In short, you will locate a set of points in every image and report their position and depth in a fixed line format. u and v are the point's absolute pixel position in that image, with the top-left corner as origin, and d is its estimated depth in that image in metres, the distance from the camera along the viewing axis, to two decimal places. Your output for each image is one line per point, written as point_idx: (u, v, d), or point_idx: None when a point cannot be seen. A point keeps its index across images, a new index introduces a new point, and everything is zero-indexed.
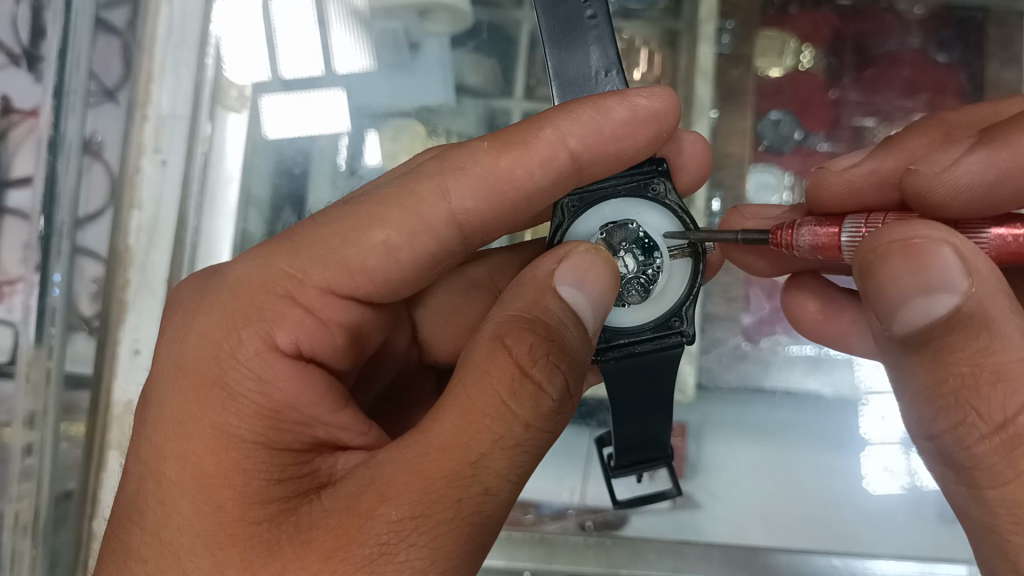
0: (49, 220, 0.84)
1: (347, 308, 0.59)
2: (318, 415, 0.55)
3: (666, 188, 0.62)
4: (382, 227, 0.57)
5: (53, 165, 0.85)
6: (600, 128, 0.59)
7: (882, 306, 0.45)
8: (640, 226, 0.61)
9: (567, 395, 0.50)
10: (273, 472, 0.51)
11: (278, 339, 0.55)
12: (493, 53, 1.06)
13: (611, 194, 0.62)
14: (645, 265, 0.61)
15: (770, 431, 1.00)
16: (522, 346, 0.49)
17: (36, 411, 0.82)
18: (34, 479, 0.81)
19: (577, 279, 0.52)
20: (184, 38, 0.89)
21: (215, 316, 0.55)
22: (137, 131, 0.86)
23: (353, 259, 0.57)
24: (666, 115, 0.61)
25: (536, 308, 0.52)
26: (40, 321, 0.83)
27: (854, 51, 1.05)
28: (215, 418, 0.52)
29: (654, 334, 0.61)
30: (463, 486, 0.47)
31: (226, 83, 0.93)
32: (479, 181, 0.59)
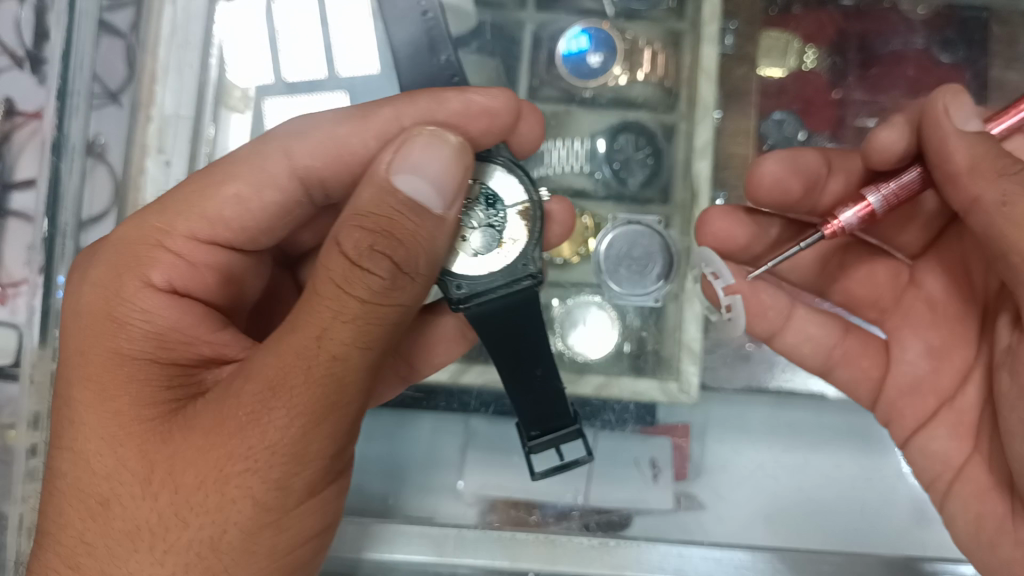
0: (54, 222, 0.84)
1: (213, 253, 0.67)
2: (201, 334, 0.63)
3: (502, 152, 0.69)
4: (233, 181, 0.66)
5: (58, 167, 0.84)
6: (431, 114, 0.66)
7: None
8: (489, 188, 0.67)
9: (397, 273, 0.56)
10: (162, 380, 0.59)
11: (153, 278, 0.63)
12: (497, 53, 1.06)
13: (484, 157, 0.68)
14: (492, 217, 0.67)
15: (776, 430, 1.00)
16: (348, 241, 0.55)
17: (41, 411, 0.81)
18: (39, 480, 0.81)
19: (413, 166, 0.57)
20: (188, 39, 0.89)
21: (196, 237, 0.66)
22: (141, 132, 0.87)
23: (213, 212, 0.66)
24: (500, 114, 0.66)
25: (380, 206, 0.56)
26: (44, 320, 0.82)
27: (858, 50, 1.04)
28: (111, 343, 0.60)
29: (507, 280, 0.66)
30: (321, 342, 0.54)
31: (229, 85, 0.95)
32: (318, 145, 0.67)
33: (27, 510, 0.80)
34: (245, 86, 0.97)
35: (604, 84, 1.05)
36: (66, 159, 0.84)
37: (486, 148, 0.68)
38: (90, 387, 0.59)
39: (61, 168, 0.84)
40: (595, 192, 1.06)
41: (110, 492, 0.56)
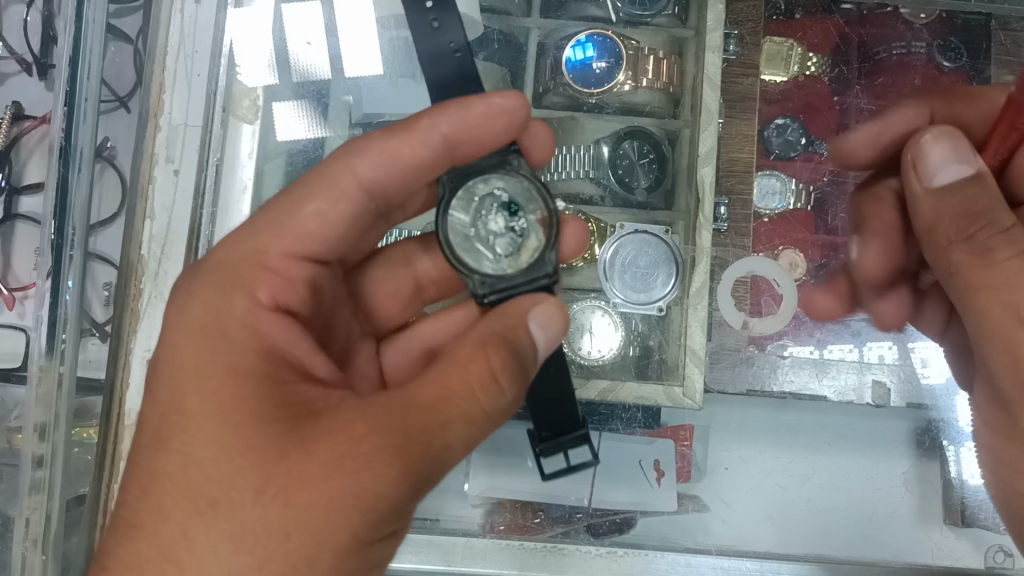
0: (61, 230, 0.84)
1: (307, 267, 0.66)
2: (297, 352, 0.60)
3: (522, 162, 0.65)
4: (311, 201, 0.66)
5: (67, 176, 0.84)
6: (462, 117, 0.64)
7: None
8: (501, 192, 0.63)
9: (518, 390, 0.56)
10: (272, 399, 0.54)
11: (258, 297, 0.61)
12: (504, 62, 1.06)
13: (504, 163, 0.65)
14: (511, 222, 0.62)
15: (781, 436, 1.01)
16: (492, 345, 0.55)
17: (48, 422, 0.82)
18: (44, 491, 0.81)
19: (542, 323, 0.58)
20: (196, 49, 0.90)
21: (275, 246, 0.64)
22: (150, 142, 0.88)
23: (298, 229, 0.65)
24: (518, 110, 0.65)
25: (508, 333, 0.56)
26: (52, 329, 0.83)
27: (861, 59, 1.05)
28: (223, 359, 0.56)
29: (524, 278, 0.62)
30: (443, 404, 0.53)
31: (237, 93, 0.93)
32: (379, 159, 0.67)
33: (32, 522, 0.81)
34: (253, 89, 0.94)
35: (609, 91, 1.04)
36: (75, 169, 0.84)
37: (500, 156, 0.66)
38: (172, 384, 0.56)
39: (69, 179, 0.84)
40: (601, 201, 1.06)
41: (214, 489, 0.52)
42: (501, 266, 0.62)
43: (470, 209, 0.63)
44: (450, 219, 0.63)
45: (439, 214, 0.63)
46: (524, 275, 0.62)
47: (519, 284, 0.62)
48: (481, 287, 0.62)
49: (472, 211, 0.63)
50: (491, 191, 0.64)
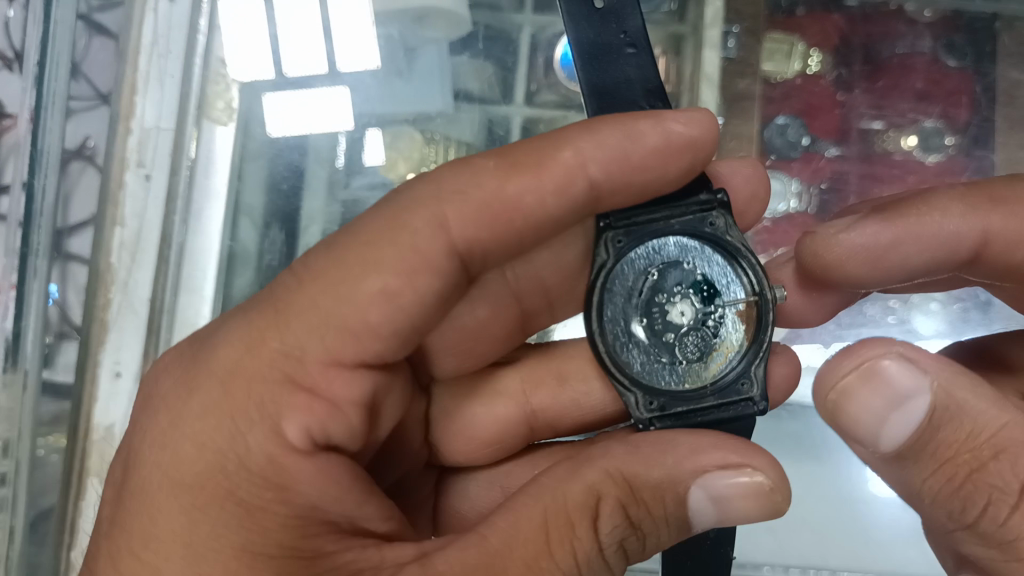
0: (26, 240, 0.82)
1: (354, 380, 0.55)
2: (342, 509, 0.53)
3: (726, 223, 0.60)
4: (377, 273, 0.54)
5: (31, 182, 0.83)
6: (626, 155, 0.57)
7: (870, 432, 0.47)
8: (695, 268, 0.61)
9: (620, 547, 0.50)
10: (281, 541, 0.50)
11: (287, 432, 0.52)
12: (492, 60, 1.03)
13: (652, 225, 0.60)
14: (704, 312, 0.60)
15: (779, 450, 0.96)
16: (610, 483, 0.50)
17: (11, 438, 0.79)
18: (8, 510, 0.78)
19: (720, 498, 0.49)
20: (170, 49, 0.87)
21: (323, 331, 0.54)
22: (120, 144, 0.84)
23: (352, 315, 0.54)
24: (703, 145, 0.58)
25: (592, 502, 0.49)
26: (16, 337, 0.80)
27: (863, 61, 1.01)
28: (224, 533, 0.50)
29: (716, 398, 0.59)
30: (556, 525, 0.49)
31: (211, 94, 0.89)
32: (477, 209, 0.57)
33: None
34: (233, 85, 0.91)
35: None
36: (42, 172, 0.83)
37: (646, 210, 0.61)
38: (171, 442, 0.52)
39: (35, 184, 0.83)
40: None
41: None
42: (721, 368, 0.60)
43: (641, 282, 0.60)
44: (607, 306, 0.60)
45: (591, 307, 0.60)
46: (706, 385, 0.59)
47: (710, 390, 0.59)
48: (709, 393, 0.59)
49: (648, 286, 0.60)
50: (702, 269, 0.61)
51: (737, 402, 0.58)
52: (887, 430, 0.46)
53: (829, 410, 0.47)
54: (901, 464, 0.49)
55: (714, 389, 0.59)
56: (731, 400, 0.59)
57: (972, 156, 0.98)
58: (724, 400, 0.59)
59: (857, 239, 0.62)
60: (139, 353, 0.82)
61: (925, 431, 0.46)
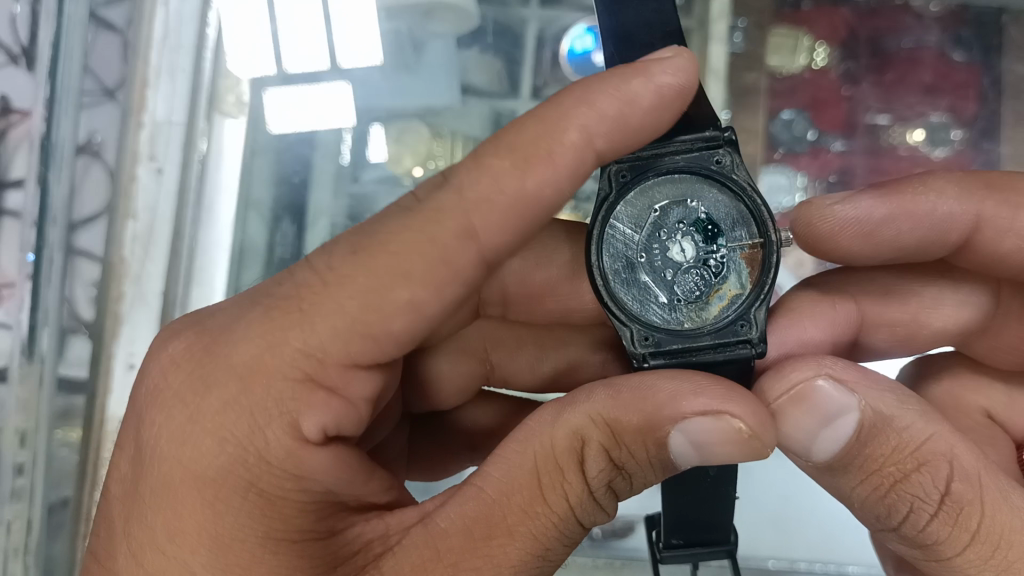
0: (41, 235, 0.81)
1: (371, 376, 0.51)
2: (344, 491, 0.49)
3: (734, 162, 0.53)
4: (405, 283, 0.47)
5: (46, 176, 0.81)
6: (627, 121, 0.47)
7: (805, 449, 0.48)
8: (700, 207, 0.54)
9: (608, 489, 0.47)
10: (288, 528, 0.47)
11: (305, 429, 0.47)
12: (500, 55, 1.04)
13: (653, 160, 0.54)
14: (707, 252, 0.53)
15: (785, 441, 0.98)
16: (593, 430, 0.46)
17: (27, 429, 0.79)
18: (25, 500, 0.79)
19: (697, 441, 0.45)
20: (181, 43, 0.87)
21: (349, 308, 0.47)
22: (132, 138, 0.85)
23: (380, 329, 0.48)
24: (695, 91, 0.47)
25: (577, 439, 0.46)
26: (31, 332, 0.79)
27: (869, 52, 1.02)
28: (225, 508, 0.47)
29: (716, 339, 0.52)
30: (547, 470, 0.46)
31: (223, 88, 0.91)
32: (509, 213, 0.47)
33: (12, 531, 0.78)
34: (240, 82, 0.92)
35: None
36: (55, 167, 0.82)
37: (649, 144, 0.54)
38: (168, 405, 0.49)
39: (48, 176, 0.81)
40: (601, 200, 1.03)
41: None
42: (722, 311, 0.53)
43: (643, 220, 0.54)
44: (605, 242, 0.53)
45: (590, 242, 0.53)
46: (704, 326, 0.52)
47: (708, 334, 0.52)
48: (711, 342, 0.52)
49: (648, 224, 0.54)
50: (706, 208, 0.54)
51: (736, 348, 0.51)
52: (818, 444, 0.47)
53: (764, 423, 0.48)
54: (831, 475, 0.49)
55: (715, 332, 0.52)
56: (730, 347, 0.51)
57: (980, 149, 0.98)
58: (726, 351, 0.51)
59: (853, 212, 0.60)
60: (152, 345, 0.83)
61: (853, 446, 0.46)
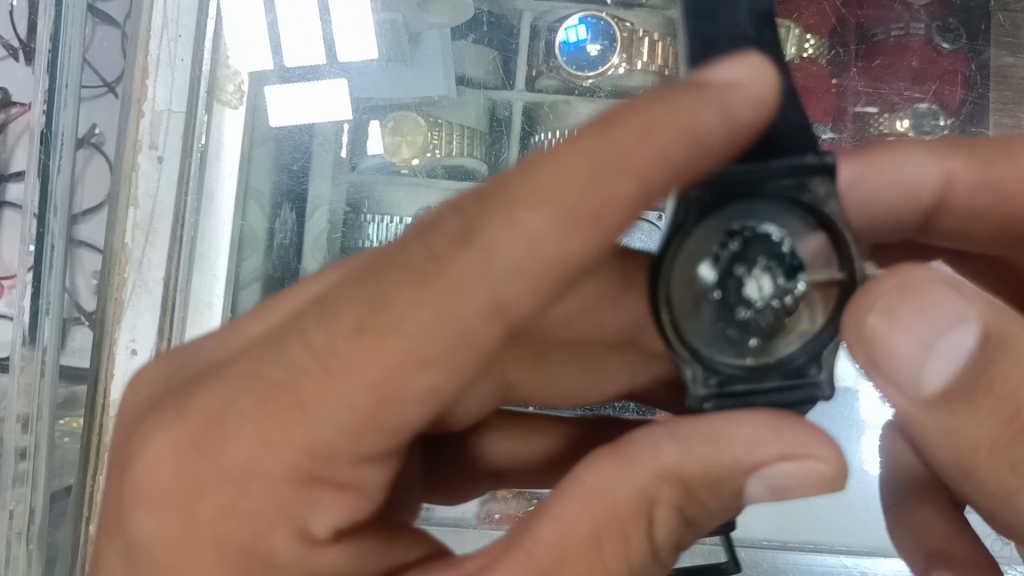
0: (43, 222, 0.82)
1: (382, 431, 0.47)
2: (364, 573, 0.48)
3: (829, 192, 0.44)
4: (412, 315, 0.44)
5: (48, 163, 0.82)
6: (676, 151, 0.43)
7: (905, 374, 0.41)
8: (782, 236, 0.45)
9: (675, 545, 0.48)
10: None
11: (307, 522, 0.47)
12: (495, 45, 1.05)
13: (738, 193, 0.44)
14: (784, 288, 0.46)
15: None
16: (665, 484, 0.46)
17: (30, 414, 0.81)
18: (28, 484, 0.81)
19: (771, 486, 0.46)
20: (179, 32, 0.88)
21: (356, 401, 0.45)
22: (132, 127, 0.86)
23: (393, 351, 0.45)
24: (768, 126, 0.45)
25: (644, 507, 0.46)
26: (34, 319, 0.81)
27: (857, 39, 1.03)
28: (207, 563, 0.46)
29: (784, 381, 0.46)
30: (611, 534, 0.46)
31: (222, 77, 0.92)
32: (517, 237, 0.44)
33: (14, 516, 0.80)
34: (237, 73, 0.93)
35: (604, 74, 1.02)
36: (56, 156, 0.82)
37: (732, 172, 0.44)
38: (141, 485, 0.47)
39: (50, 165, 0.82)
40: None
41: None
42: (797, 345, 0.46)
43: (717, 249, 0.45)
44: (672, 274, 0.46)
45: (658, 276, 0.46)
46: (771, 365, 0.46)
47: (777, 375, 0.46)
48: (780, 385, 0.47)
49: (724, 255, 0.45)
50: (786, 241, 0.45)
51: (789, 392, 0.47)
52: (932, 364, 0.40)
53: (863, 355, 0.42)
54: (941, 409, 0.42)
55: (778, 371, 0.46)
56: (789, 395, 0.47)
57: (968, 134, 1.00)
58: (779, 395, 0.47)
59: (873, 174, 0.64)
60: (155, 330, 0.85)
61: (968, 367, 0.40)
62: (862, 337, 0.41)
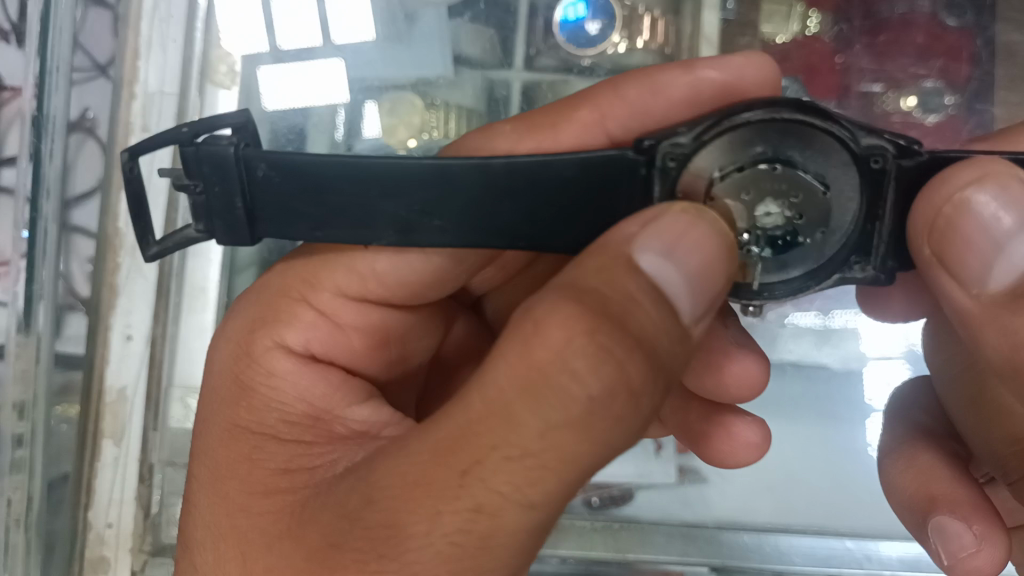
0: (36, 207, 0.79)
1: (367, 311, 0.63)
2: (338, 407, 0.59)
3: (801, 162, 0.45)
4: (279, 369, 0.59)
5: (39, 146, 0.79)
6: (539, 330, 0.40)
7: (972, 266, 0.43)
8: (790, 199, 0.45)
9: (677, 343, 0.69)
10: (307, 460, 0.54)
11: (289, 341, 0.61)
12: (492, 24, 1.04)
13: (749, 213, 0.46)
14: (789, 210, 0.46)
15: (778, 405, 1.02)
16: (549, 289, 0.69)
17: (27, 400, 0.79)
18: (25, 471, 0.78)
19: (667, 248, 0.41)
20: (170, 13, 0.87)
21: (253, 418, 0.58)
22: (124, 110, 0.85)
23: (270, 379, 0.59)
24: (550, 330, 0.39)
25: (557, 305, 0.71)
26: (28, 307, 0.79)
27: (863, 16, 1.01)
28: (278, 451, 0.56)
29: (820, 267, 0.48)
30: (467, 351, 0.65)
31: (216, 58, 0.89)
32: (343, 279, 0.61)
33: (13, 504, 0.77)
34: (230, 54, 0.90)
35: (603, 53, 1.01)
36: (48, 139, 0.80)
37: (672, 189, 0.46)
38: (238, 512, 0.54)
39: (42, 150, 0.79)
40: None
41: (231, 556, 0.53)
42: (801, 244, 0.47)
43: (780, 210, 0.46)
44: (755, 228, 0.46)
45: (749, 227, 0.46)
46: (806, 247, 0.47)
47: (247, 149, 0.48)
48: (241, 120, 0.49)
49: (779, 212, 0.46)
50: (837, 165, 0.45)
51: (207, 141, 0.48)
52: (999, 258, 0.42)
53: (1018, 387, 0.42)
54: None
55: (247, 198, 0.49)
56: (203, 147, 0.48)
57: (973, 111, 0.99)
58: (204, 146, 0.48)
59: (720, 73, 0.62)
60: (150, 317, 0.83)
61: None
62: (932, 230, 0.44)
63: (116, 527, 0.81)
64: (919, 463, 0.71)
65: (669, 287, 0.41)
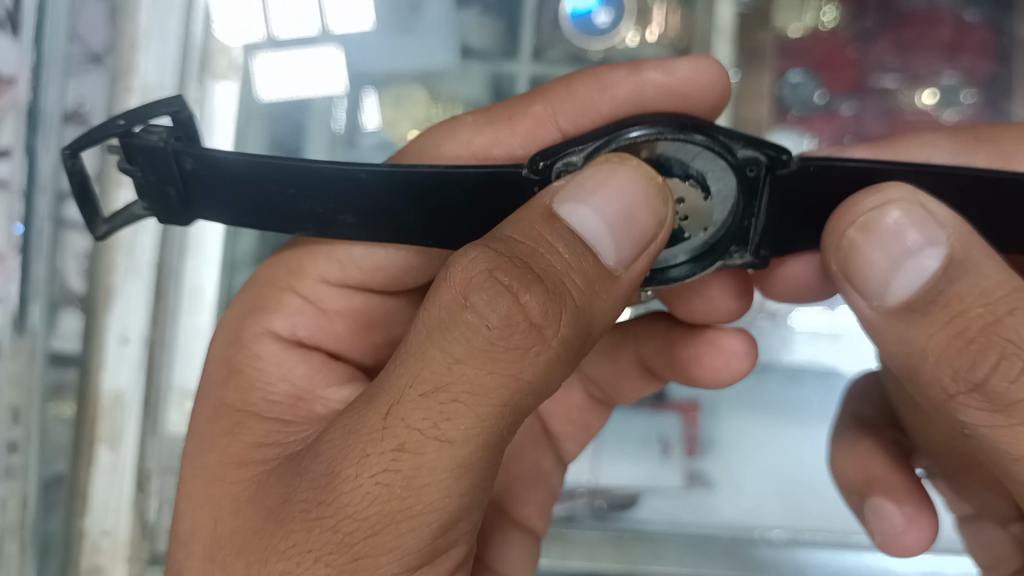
0: (31, 203, 0.74)
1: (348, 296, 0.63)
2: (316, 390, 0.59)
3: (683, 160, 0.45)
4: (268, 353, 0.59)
5: (35, 141, 0.74)
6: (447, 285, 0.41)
7: (873, 281, 0.42)
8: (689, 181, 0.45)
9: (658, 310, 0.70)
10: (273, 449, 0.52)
11: (277, 326, 0.61)
12: (502, 17, 1.01)
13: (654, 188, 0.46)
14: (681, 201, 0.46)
15: (782, 409, 1.02)
16: None
17: (21, 405, 0.74)
18: (19, 478, 0.74)
19: (586, 191, 0.41)
20: (170, 3, 0.84)
21: (223, 396, 0.57)
22: (122, 101, 0.81)
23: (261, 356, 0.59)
24: (457, 265, 0.41)
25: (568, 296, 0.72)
26: (22, 305, 0.74)
27: (877, 11, 0.98)
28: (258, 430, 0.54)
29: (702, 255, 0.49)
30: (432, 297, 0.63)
31: (217, 48, 0.87)
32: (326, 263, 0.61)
33: (7, 510, 0.73)
34: (231, 47, 0.89)
35: (614, 47, 0.99)
36: (42, 134, 0.75)
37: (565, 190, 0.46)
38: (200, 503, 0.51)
39: (37, 144, 0.74)
40: None
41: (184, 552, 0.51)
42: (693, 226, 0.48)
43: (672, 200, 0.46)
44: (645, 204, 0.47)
45: None
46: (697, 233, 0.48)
47: (177, 143, 0.45)
48: (178, 108, 0.45)
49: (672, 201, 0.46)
50: (713, 168, 0.45)
51: (139, 133, 0.45)
52: (897, 277, 0.41)
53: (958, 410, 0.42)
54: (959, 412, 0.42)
55: (182, 188, 0.47)
56: (135, 140, 0.45)
57: (998, 110, 0.95)
58: (139, 142, 0.45)
59: (665, 76, 0.59)
60: (147, 316, 0.81)
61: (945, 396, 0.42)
62: (843, 239, 0.43)
63: (113, 536, 0.80)
64: (860, 449, 0.70)
65: (586, 232, 0.41)
